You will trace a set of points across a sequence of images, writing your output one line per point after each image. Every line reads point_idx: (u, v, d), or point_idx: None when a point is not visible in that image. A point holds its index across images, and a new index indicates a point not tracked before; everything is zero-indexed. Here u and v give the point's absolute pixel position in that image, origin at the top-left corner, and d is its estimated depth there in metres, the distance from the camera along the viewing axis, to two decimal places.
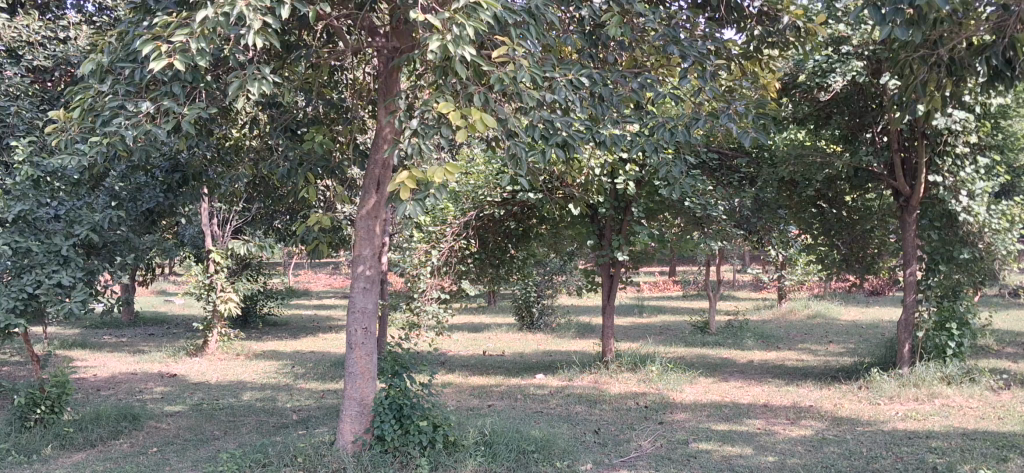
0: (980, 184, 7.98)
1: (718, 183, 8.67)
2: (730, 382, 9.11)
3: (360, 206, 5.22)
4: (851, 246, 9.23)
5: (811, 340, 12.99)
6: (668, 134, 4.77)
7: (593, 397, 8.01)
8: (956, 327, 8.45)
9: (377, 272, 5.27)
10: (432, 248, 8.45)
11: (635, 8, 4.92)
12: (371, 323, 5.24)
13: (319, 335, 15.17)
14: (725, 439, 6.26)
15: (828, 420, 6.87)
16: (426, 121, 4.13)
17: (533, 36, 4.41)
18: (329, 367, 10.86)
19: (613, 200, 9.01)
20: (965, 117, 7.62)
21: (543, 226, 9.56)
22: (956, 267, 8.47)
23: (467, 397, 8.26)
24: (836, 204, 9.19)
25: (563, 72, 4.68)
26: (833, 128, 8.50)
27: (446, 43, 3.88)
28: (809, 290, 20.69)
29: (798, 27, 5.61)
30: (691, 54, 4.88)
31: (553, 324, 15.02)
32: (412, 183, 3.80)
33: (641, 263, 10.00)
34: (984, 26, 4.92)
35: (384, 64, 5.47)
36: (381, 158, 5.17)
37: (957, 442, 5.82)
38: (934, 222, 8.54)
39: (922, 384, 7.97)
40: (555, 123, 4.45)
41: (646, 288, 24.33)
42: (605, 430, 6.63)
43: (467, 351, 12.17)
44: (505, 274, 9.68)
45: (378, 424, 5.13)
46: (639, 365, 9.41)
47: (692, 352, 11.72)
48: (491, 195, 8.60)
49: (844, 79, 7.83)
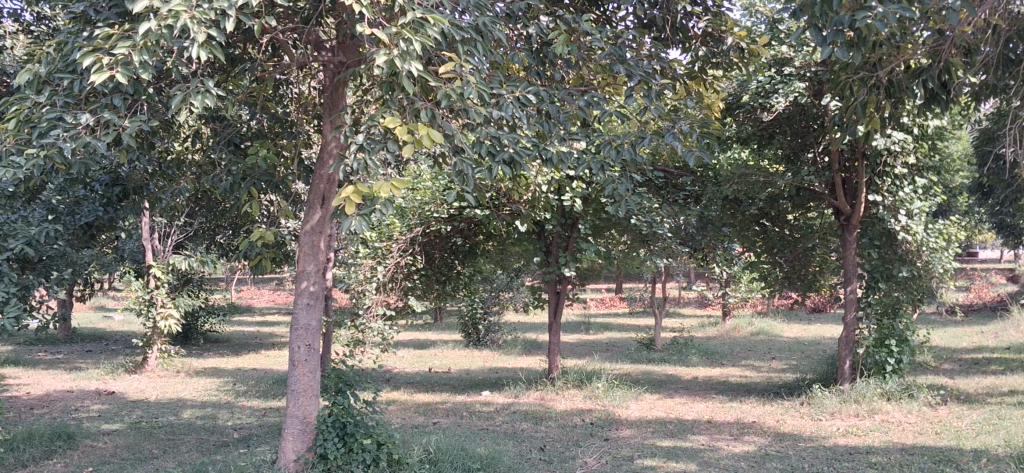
0: (918, 204, 8.20)
1: (664, 201, 8.74)
2: (674, 398, 9.16)
3: (304, 222, 5.16)
4: (792, 264, 9.42)
5: (754, 356, 13.14)
6: (615, 152, 4.80)
7: (539, 414, 8.00)
8: (895, 344, 8.62)
9: (321, 288, 5.20)
10: (377, 264, 8.38)
11: (582, 27, 4.95)
12: (315, 340, 5.17)
13: (262, 352, 14.95)
14: (669, 455, 6.29)
15: (771, 436, 6.94)
16: (372, 136, 4.09)
17: (480, 52, 4.38)
18: (271, 384, 10.72)
19: (560, 217, 9.07)
20: (903, 138, 7.78)
21: (490, 242, 9.55)
22: (896, 285, 8.58)
23: (412, 415, 8.17)
24: (778, 223, 9.29)
25: (511, 89, 4.67)
26: (776, 148, 8.63)
27: (393, 58, 3.84)
28: (753, 308, 20.91)
29: (741, 49, 5.72)
30: (637, 73, 4.96)
31: (499, 341, 14.98)
32: (358, 198, 3.77)
33: (587, 280, 10.05)
34: (921, 49, 5.03)
35: (330, 79, 5.42)
36: (327, 173, 5.11)
37: (896, 457, 5.92)
38: (874, 240, 8.69)
39: (862, 401, 8.09)
40: (502, 139, 4.43)
41: (592, 305, 24.44)
42: (551, 446, 6.63)
43: (412, 369, 12.07)
44: (451, 291, 9.64)
45: (321, 443, 5.09)
46: (585, 381, 9.44)
47: (638, 369, 11.79)
48: (438, 211, 8.57)
49: (786, 99, 7.88)
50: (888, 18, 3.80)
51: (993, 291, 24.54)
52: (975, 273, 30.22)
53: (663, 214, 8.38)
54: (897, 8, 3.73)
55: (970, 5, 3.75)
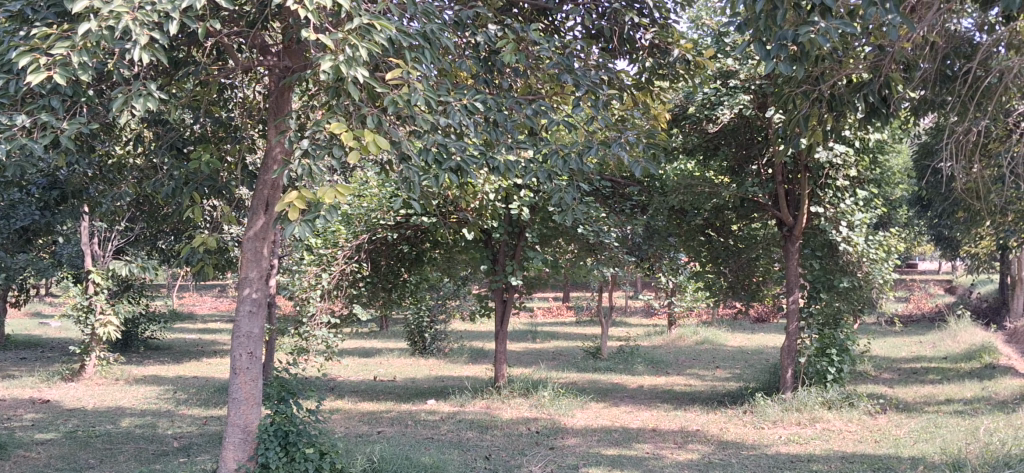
0: (859, 216, 8.41)
1: (611, 211, 8.79)
2: (620, 407, 9.20)
3: (246, 228, 5.05)
4: (736, 274, 9.55)
5: (698, 365, 13.27)
6: (562, 162, 4.81)
7: (485, 423, 7.98)
8: (836, 354, 8.79)
9: (263, 295, 5.11)
10: (322, 271, 8.31)
11: (530, 36, 4.96)
12: (257, 347, 5.07)
13: (203, 360, 14.71)
14: (614, 463, 6.32)
15: (714, 444, 7.01)
16: (318, 141, 4.04)
17: (428, 59, 4.36)
18: (212, 392, 10.55)
19: (507, 225, 9.10)
20: (844, 151, 7.93)
21: (437, 250, 9.54)
22: (836, 295, 8.76)
23: (355, 424, 8.10)
24: (723, 233, 9.43)
25: (458, 97, 4.67)
26: (721, 160, 8.74)
27: (338, 64, 3.80)
28: (698, 317, 21.13)
29: (687, 61, 5.80)
30: (584, 83, 4.99)
31: (445, 349, 14.94)
32: (301, 203, 3.72)
33: (533, 289, 10.06)
34: (862, 65, 5.13)
35: (276, 83, 5.36)
36: (271, 179, 5.02)
37: (836, 465, 6.02)
38: (816, 251, 8.89)
39: (804, 409, 8.22)
40: (448, 147, 4.41)
41: (540, 313, 24.50)
42: (496, 455, 6.61)
43: (357, 377, 11.98)
44: (397, 298, 9.60)
45: (262, 452, 5.01)
46: (531, 390, 9.44)
47: (583, 377, 11.83)
48: (385, 218, 8.52)
49: (731, 112, 8.00)
50: (829, 34, 3.86)
51: (932, 301, 25.13)
52: (914, 283, 30.93)
53: (610, 223, 8.42)
54: (838, 24, 3.78)
55: (910, 22, 3.83)
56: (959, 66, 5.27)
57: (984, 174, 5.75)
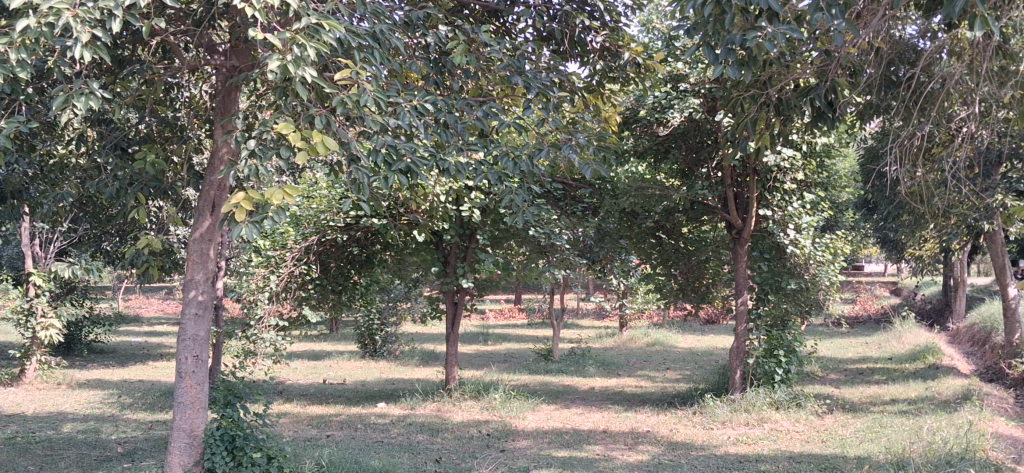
0: (805, 219, 8.54)
1: (563, 213, 8.79)
2: (571, 409, 9.23)
3: (192, 230, 4.94)
4: (686, 276, 9.65)
5: (649, 367, 13.37)
6: (513, 164, 4.79)
7: (436, 426, 7.95)
8: (783, 355, 8.93)
9: (209, 297, 5.00)
10: (270, 273, 8.21)
11: (481, 37, 4.93)
12: (203, 351, 4.97)
13: (148, 363, 14.46)
14: (564, 465, 6.33)
15: (664, 445, 7.06)
16: (265, 142, 3.97)
17: (378, 60, 4.32)
18: (157, 396, 10.36)
19: (458, 227, 9.09)
20: (792, 155, 8.03)
21: (387, 252, 9.49)
22: (783, 297, 8.89)
23: (304, 428, 8.01)
24: (673, 235, 9.51)
25: (408, 98, 4.62)
26: (671, 163, 8.80)
27: (286, 63, 3.73)
28: (648, 319, 21.27)
29: (637, 64, 5.85)
30: (535, 85, 4.99)
31: (396, 351, 14.87)
32: (248, 205, 3.64)
33: (485, 291, 10.06)
34: (809, 70, 5.19)
35: (222, 83, 5.27)
36: (217, 180, 4.93)
37: (784, 465, 6.10)
38: (764, 253, 9.00)
39: (752, 409, 8.31)
40: (398, 149, 4.36)
41: (492, 316, 24.49)
42: (448, 458, 6.59)
43: (306, 380, 11.85)
44: (347, 300, 9.48)
45: (208, 457, 4.95)
46: (482, 392, 9.43)
47: (535, 379, 11.84)
48: (334, 220, 8.43)
49: (681, 115, 8.06)
50: (777, 39, 3.89)
51: (877, 303, 25.60)
52: (860, 285, 31.49)
53: (561, 225, 8.32)
54: (785, 29, 3.82)
55: (855, 28, 3.88)
56: (903, 72, 5.37)
57: (927, 178, 5.87)
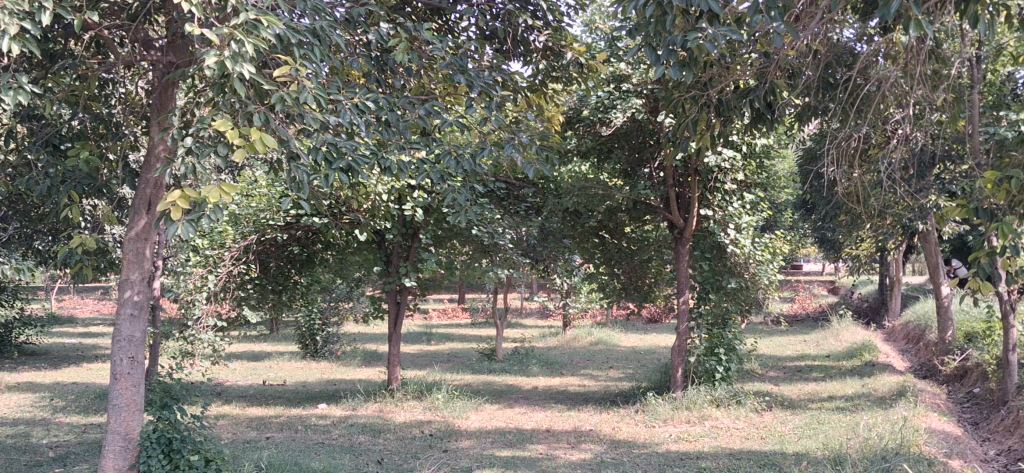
0: (745, 219, 8.67)
1: (506, 212, 8.78)
2: (513, 408, 9.24)
3: (127, 228, 4.82)
4: (629, 275, 9.73)
5: (592, 366, 13.46)
6: (455, 163, 4.76)
7: (378, 427, 7.89)
8: (723, 352, 9.11)
9: (145, 297, 4.89)
10: (208, 273, 8.07)
11: (422, 35, 4.88)
12: (139, 352, 4.85)
13: (82, 365, 14.12)
14: (507, 465, 6.33)
15: (607, 443, 7.10)
16: (202, 139, 3.86)
17: (319, 57, 4.25)
18: (91, 398, 10.13)
19: (401, 227, 9.04)
20: (732, 156, 8.13)
21: (329, 251, 9.41)
22: (724, 296, 9.03)
23: (243, 429, 7.90)
24: (616, 234, 9.58)
25: (349, 95, 4.55)
26: (614, 162, 8.85)
27: (223, 59, 3.65)
28: (592, 318, 21.41)
29: (581, 64, 5.87)
30: (477, 83, 4.93)
31: (338, 352, 14.76)
32: (185, 203, 3.53)
33: (427, 290, 10.03)
34: (748, 71, 5.24)
35: (158, 79, 5.16)
36: (153, 177, 4.82)
37: (724, 462, 6.18)
38: (705, 253, 9.10)
39: (693, 407, 8.41)
40: (339, 147, 4.28)
41: (435, 315, 24.41)
42: (389, 459, 6.54)
43: (246, 381, 11.70)
44: (287, 301, 9.39)
45: (145, 460, 4.84)
46: (425, 393, 9.39)
47: (478, 379, 11.84)
48: (274, 219, 8.31)
49: (624, 115, 8.12)
50: (717, 40, 3.92)
51: (816, 302, 26.09)
52: (799, 284, 32.05)
53: (504, 225, 8.29)
54: (726, 30, 3.85)
55: (793, 30, 3.91)
56: (840, 74, 5.48)
57: (863, 179, 5.99)
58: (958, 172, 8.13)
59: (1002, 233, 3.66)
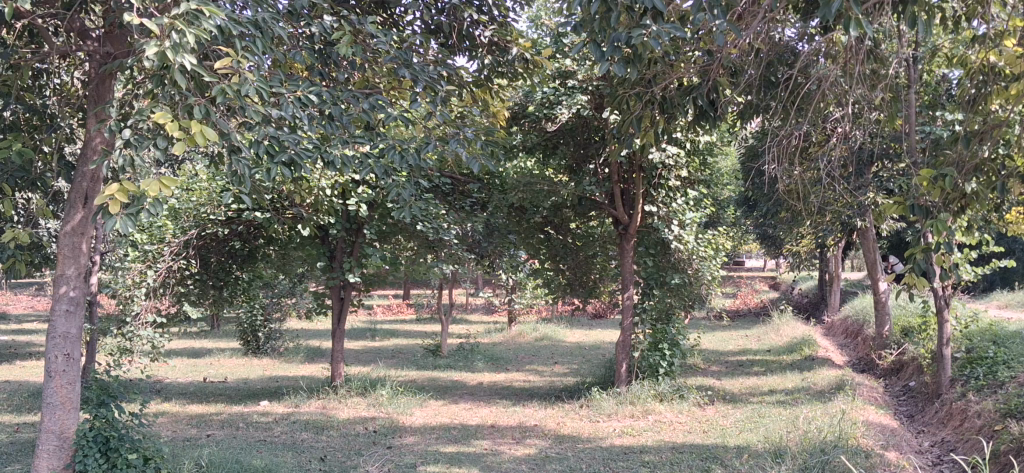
0: (689, 215, 8.82)
1: (451, 208, 8.72)
2: (458, 404, 9.23)
3: (63, 223, 4.70)
4: (574, 271, 9.80)
5: (537, 361, 13.50)
6: (400, 157, 4.71)
7: (321, 424, 7.83)
8: (667, 348, 9.19)
9: (81, 293, 4.78)
10: (148, 268, 7.91)
11: (367, 28, 4.83)
12: (75, 349, 4.74)
13: (15, 363, 13.78)
14: (452, 461, 6.32)
15: (551, 438, 7.14)
16: (140, 131, 3.76)
17: (261, 49, 4.17)
18: (25, 397, 9.89)
19: (345, 222, 8.98)
20: (676, 152, 8.21)
21: (271, 247, 9.30)
22: (668, 292, 9.11)
23: (183, 427, 7.78)
24: (561, 230, 9.62)
25: (292, 88, 4.46)
26: (559, 158, 8.89)
27: (163, 50, 3.56)
28: (537, 313, 21.51)
29: (526, 60, 5.89)
30: (423, 78, 4.87)
31: (280, 348, 14.63)
32: (123, 196, 3.41)
33: (372, 286, 9.97)
34: (691, 68, 5.28)
35: (95, 70, 5.03)
36: (90, 170, 4.71)
37: (667, 455, 6.25)
38: (650, 249, 9.19)
39: (637, 402, 8.48)
40: (282, 140, 4.20)
41: (380, 311, 24.32)
42: (332, 457, 6.48)
43: (186, 379, 11.50)
44: (229, 296, 9.26)
45: (80, 459, 4.73)
46: (368, 389, 9.34)
47: (423, 375, 11.80)
48: (215, 213, 8.18)
49: (569, 111, 8.14)
50: (661, 37, 3.93)
51: (758, 297, 26.51)
52: (740, 280, 32.49)
53: (449, 220, 8.23)
54: (670, 28, 3.88)
55: (736, 28, 3.93)
56: (781, 72, 5.54)
57: (804, 176, 6.09)
58: (895, 170, 8.31)
59: (937, 230, 3.74)
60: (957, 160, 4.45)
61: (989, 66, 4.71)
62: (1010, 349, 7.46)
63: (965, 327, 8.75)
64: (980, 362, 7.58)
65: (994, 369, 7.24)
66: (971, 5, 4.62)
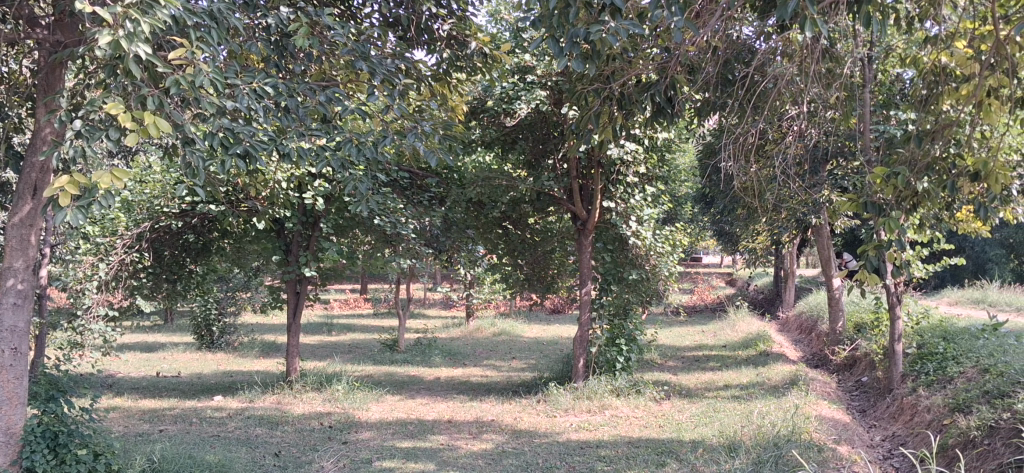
0: (648, 211, 8.98)
1: (409, 202, 8.68)
2: (415, 399, 9.20)
3: (10, 214, 4.59)
4: (531, 266, 9.83)
5: (495, 356, 13.50)
6: (357, 150, 4.65)
7: (276, 419, 7.76)
8: (625, 343, 9.28)
9: (29, 286, 4.69)
10: (99, 261, 7.79)
11: (323, 20, 4.76)
12: (22, 343, 4.61)
13: None
14: (408, 456, 6.29)
15: (508, 433, 7.14)
16: (91, 122, 3.68)
17: (216, 39, 4.11)
18: None
19: (302, 215, 8.91)
20: (634, 149, 8.24)
21: (226, 239, 9.22)
22: (626, 287, 9.21)
23: (135, 422, 7.67)
24: (519, 226, 9.64)
25: (247, 79, 4.39)
26: (518, 153, 8.91)
27: (117, 39, 3.48)
28: (495, 308, 21.52)
29: (485, 54, 5.88)
30: (380, 71, 4.81)
31: (235, 343, 14.46)
32: (73, 189, 3.31)
33: (328, 280, 9.91)
34: (650, 65, 5.29)
35: (44, 59, 4.92)
36: (39, 161, 4.61)
37: (623, 450, 6.28)
38: (608, 245, 9.25)
39: (594, 397, 8.53)
40: (236, 132, 4.14)
41: (336, 306, 24.18)
42: (287, 452, 6.42)
43: (138, 373, 11.34)
44: (182, 290, 9.22)
45: (27, 455, 4.60)
46: (324, 384, 9.28)
47: (380, 370, 11.75)
48: (169, 205, 8.08)
49: (528, 106, 8.14)
50: (619, 33, 3.91)
51: (714, 293, 26.76)
52: (696, 276, 32.79)
53: (407, 214, 8.18)
54: (627, 24, 3.85)
55: (693, 25, 3.91)
56: (738, 70, 5.57)
57: (760, 173, 6.14)
58: (849, 168, 8.41)
59: (890, 228, 3.79)
60: (910, 159, 4.52)
61: (940, 66, 4.79)
62: (959, 345, 7.59)
63: (916, 323, 8.90)
64: (930, 357, 7.71)
65: (944, 364, 7.36)
66: (924, 6, 4.68)
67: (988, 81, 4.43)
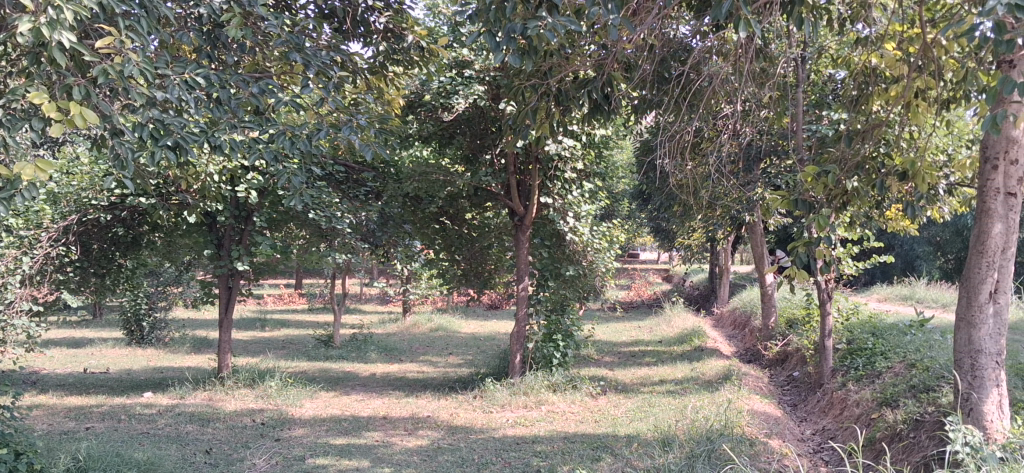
0: (585, 207, 8.98)
1: (345, 196, 8.59)
2: (350, 396, 9.10)
3: None
4: (469, 262, 9.82)
5: (432, 352, 13.46)
6: (291, 143, 4.55)
7: (207, 416, 7.62)
8: (561, 339, 9.35)
9: None
10: (23, 254, 7.55)
11: (256, 10, 4.65)
12: None
13: None
14: (342, 453, 6.23)
15: (444, 429, 7.11)
16: (13, 111, 3.53)
17: (145, 28, 3.97)
18: None
19: (235, 208, 8.77)
20: (572, 144, 8.27)
21: (156, 233, 9.05)
22: (562, 283, 9.19)
23: (60, 420, 7.46)
24: (457, 221, 9.61)
25: (178, 70, 4.27)
26: (455, 148, 8.89)
27: (39, 26, 3.33)
28: (433, 303, 21.45)
29: (422, 48, 5.83)
30: (315, 63, 4.73)
31: (165, 338, 14.20)
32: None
33: (262, 275, 9.75)
34: (588, 62, 5.30)
35: None
36: None
37: (559, 445, 6.30)
38: (545, 240, 9.27)
39: (530, 393, 8.56)
40: (167, 123, 4.00)
41: (270, 301, 23.90)
42: (218, 449, 6.31)
43: (64, 370, 11.05)
44: (110, 284, 9.12)
45: None
46: (257, 380, 9.13)
47: (315, 366, 11.63)
48: (96, 198, 7.88)
49: (465, 101, 8.10)
50: (556, 29, 3.87)
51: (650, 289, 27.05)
52: (632, 273, 33.11)
53: (343, 208, 8.10)
54: (565, 20, 3.81)
55: (631, 22, 3.86)
56: (675, 68, 5.59)
57: (696, 171, 6.19)
58: (782, 166, 8.55)
59: (821, 225, 3.85)
60: (841, 159, 4.60)
61: (871, 67, 4.88)
62: (887, 340, 7.75)
63: (846, 319, 9.10)
64: (860, 352, 7.87)
65: (872, 359, 7.51)
66: (857, 8, 4.75)
67: (916, 83, 4.52)
